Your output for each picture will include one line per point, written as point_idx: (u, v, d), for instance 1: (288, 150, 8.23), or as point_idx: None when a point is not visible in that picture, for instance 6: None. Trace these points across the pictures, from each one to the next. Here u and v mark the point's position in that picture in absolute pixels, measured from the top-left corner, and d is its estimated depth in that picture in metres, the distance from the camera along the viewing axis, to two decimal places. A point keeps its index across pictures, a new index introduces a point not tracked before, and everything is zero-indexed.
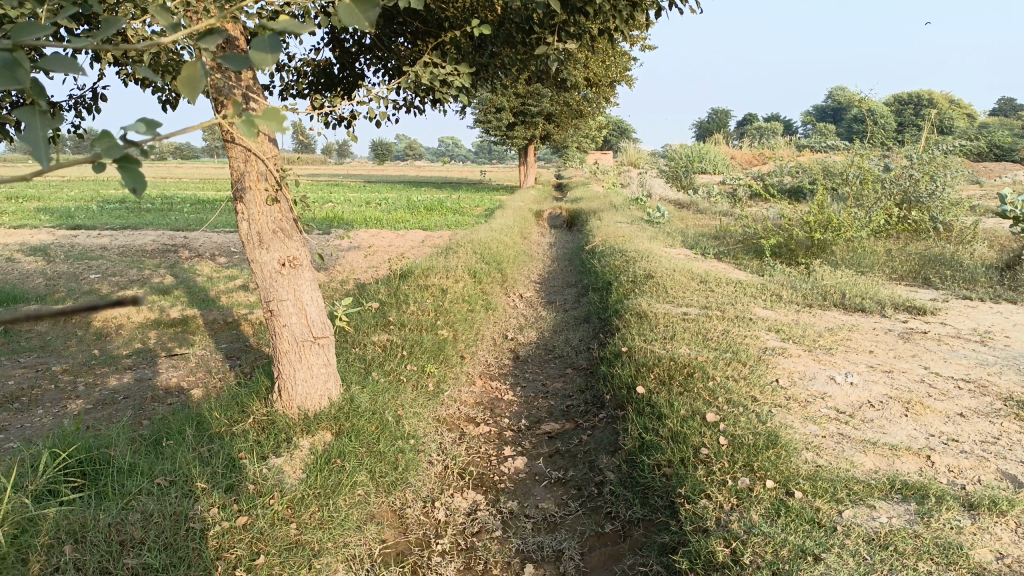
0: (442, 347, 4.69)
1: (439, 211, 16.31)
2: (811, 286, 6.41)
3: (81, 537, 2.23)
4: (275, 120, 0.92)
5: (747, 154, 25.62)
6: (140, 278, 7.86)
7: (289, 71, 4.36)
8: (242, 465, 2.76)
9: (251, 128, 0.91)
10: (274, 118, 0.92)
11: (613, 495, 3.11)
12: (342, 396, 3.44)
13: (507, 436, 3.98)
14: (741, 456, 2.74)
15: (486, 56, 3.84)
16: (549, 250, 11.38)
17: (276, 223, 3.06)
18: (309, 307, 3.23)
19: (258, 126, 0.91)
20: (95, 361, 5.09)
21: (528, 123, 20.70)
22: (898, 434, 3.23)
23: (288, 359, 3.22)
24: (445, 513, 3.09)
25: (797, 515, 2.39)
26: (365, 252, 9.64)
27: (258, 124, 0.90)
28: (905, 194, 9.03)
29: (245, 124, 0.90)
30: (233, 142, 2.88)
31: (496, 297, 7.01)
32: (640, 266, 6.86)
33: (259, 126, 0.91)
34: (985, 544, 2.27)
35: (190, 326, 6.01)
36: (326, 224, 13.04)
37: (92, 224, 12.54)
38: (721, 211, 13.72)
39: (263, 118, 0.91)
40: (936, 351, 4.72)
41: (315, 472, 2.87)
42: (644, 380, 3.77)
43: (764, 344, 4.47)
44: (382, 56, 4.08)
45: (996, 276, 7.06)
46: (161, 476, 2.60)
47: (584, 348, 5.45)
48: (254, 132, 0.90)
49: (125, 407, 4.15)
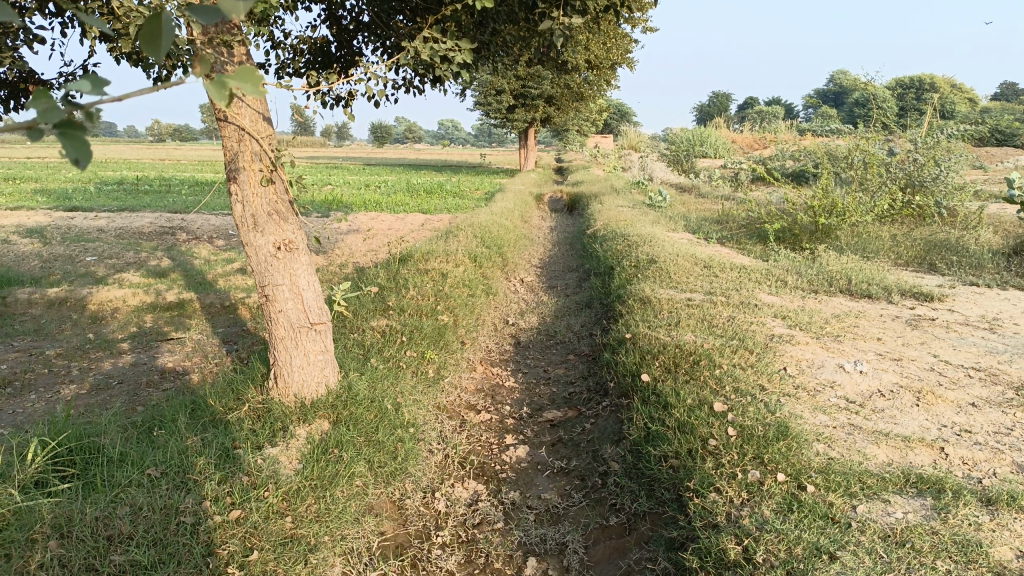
0: (442, 332, 4.61)
1: (439, 194, 16.22)
2: (817, 272, 6.32)
3: (67, 532, 2.16)
4: (248, 77, 0.86)
5: (749, 138, 25.43)
6: (138, 260, 7.77)
7: (286, 49, 4.25)
8: (236, 455, 2.68)
9: (223, 87, 0.83)
10: (247, 75, 0.84)
11: (617, 487, 3.03)
12: (340, 384, 3.36)
13: (509, 423, 3.91)
14: (751, 448, 2.66)
15: (488, 34, 3.71)
16: (550, 234, 11.30)
17: (271, 205, 2.96)
18: (305, 292, 3.13)
19: (229, 85, 0.83)
20: (90, 344, 5.01)
21: (529, 106, 20.52)
22: (910, 424, 3.15)
23: (284, 346, 3.13)
24: (445, 504, 3.01)
25: (811, 510, 2.31)
26: (364, 235, 9.56)
27: (231, 86, 0.83)
28: (909, 178, 8.93)
29: (217, 86, 0.82)
30: (226, 120, 2.78)
31: (497, 281, 6.92)
32: (643, 251, 6.77)
33: (232, 86, 0.83)
34: (1004, 541, 2.19)
35: (187, 310, 5.93)
36: (325, 206, 12.97)
37: (88, 206, 12.44)
38: (723, 195, 13.64)
39: (235, 77, 0.83)
40: (945, 338, 4.64)
41: (312, 463, 2.79)
42: (649, 368, 3.69)
43: (770, 331, 4.39)
44: (380, 34, 3.96)
45: (1003, 262, 6.96)
46: (152, 468, 2.53)
47: (586, 334, 5.37)
48: (225, 93, 0.83)
49: (120, 393, 4.07)
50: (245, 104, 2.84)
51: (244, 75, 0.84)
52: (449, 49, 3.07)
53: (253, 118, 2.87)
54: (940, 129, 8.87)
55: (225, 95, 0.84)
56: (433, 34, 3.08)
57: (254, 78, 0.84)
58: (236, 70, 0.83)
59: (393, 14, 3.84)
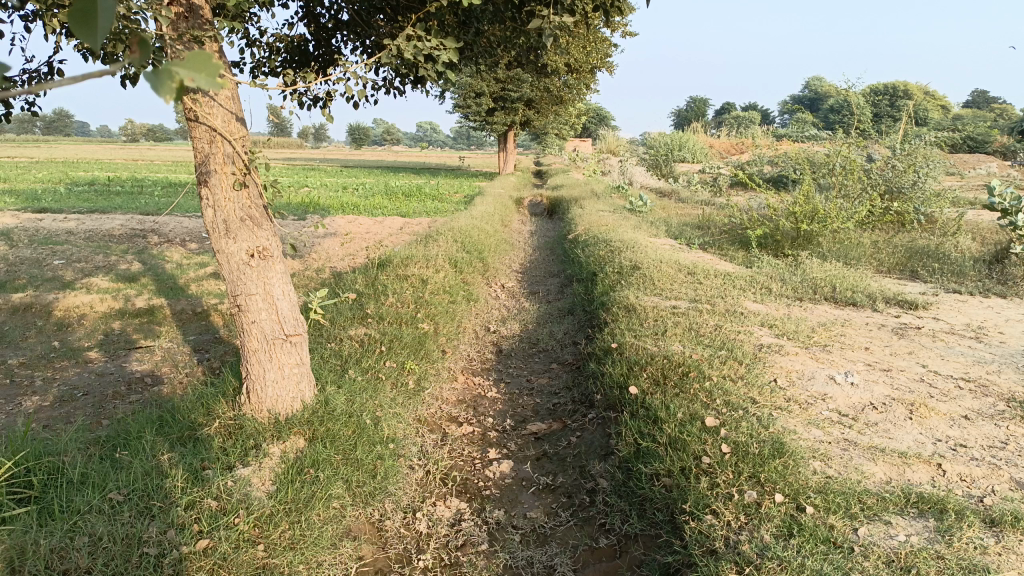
0: (422, 342, 4.47)
1: (418, 197, 16.06)
2: (801, 279, 6.25)
3: (18, 566, 2.00)
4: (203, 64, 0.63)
5: (727, 143, 25.53)
6: (107, 264, 7.54)
7: (262, 47, 4.10)
8: (205, 476, 2.53)
9: (168, 80, 0.61)
10: (201, 63, 0.62)
11: (606, 506, 2.92)
12: (316, 398, 3.21)
13: (491, 437, 3.78)
14: (746, 466, 2.56)
15: (472, 34, 3.59)
16: (530, 238, 11.20)
17: (244, 210, 2.82)
18: (280, 302, 2.99)
19: (179, 77, 0.61)
20: (54, 353, 4.80)
21: (509, 109, 20.40)
22: (905, 439, 3.06)
23: (257, 359, 2.98)
24: (426, 524, 2.88)
25: (811, 534, 2.21)
26: (341, 239, 9.38)
27: (181, 75, 0.60)
28: (888, 185, 8.94)
29: (158, 74, 0.60)
30: (197, 120, 2.63)
31: (478, 287, 6.79)
32: (626, 257, 6.67)
33: (183, 79, 0.61)
34: (1012, 565, 2.10)
35: (156, 317, 5.73)
36: (302, 209, 12.77)
37: (58, 207, 12.13)
38: (703, 200, 13.62)
39: (185, 64, 0.61)
40: (933, 348, 4.58)
41: (286, 484, 2.65)
42: (636, 380, 3.58)
43: (758, 340, 4.30)
44: (360, 33, 3.83)
45: (985, 269, 6.95)
46: (114, 492, 2.38)
47: (569, 342, 5.26)
48: (172, 89, 0.60)
49: (85, 405, 3.89)
50: (218, 104, 2.69)
51: (199, 63, 0.62)
52: (433, 47, 2.92)
53: (225, 118, 2.73)
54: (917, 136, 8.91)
55: (175, 89, 0.61)
56: (416, 31, 2.92)
57: (212, 66, 0.62)
58: (188, 58, 0.63)
59: (374, 13, 3.71)
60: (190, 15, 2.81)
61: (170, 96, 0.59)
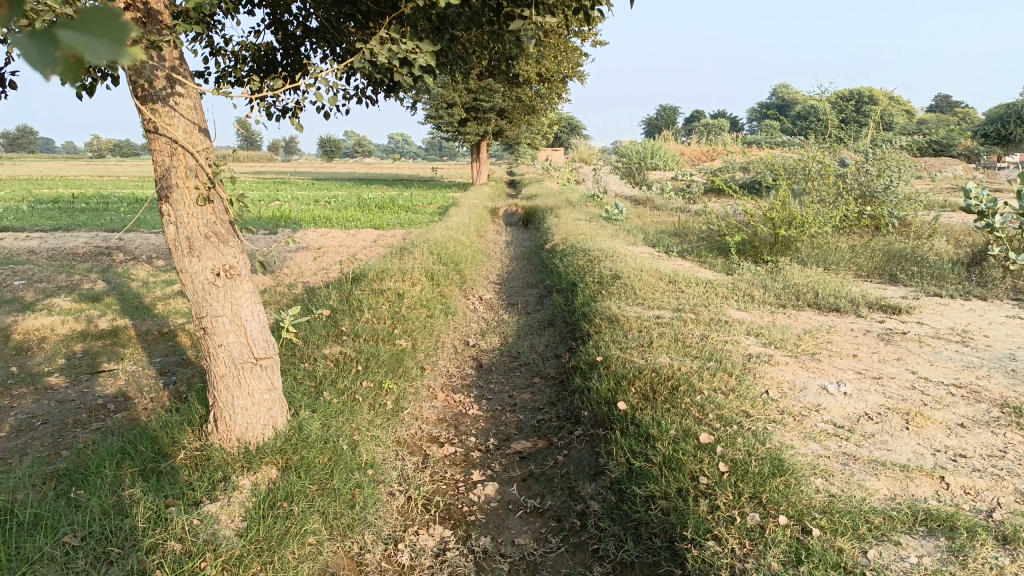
0: (400, 359, 4.30)
1: (391, 209, 15.85)
2: (783, 285, 6.17)
3: None
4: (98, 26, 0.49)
5: (697, 150, 25.65)
6: (70, 283, 7.27)
7: (226, 56, 3.93)
8: (168, 514, 2.34)
9: (55, 51, 0.49)
10: (102, 22, 0.49)
11: (599, 530, 2.79)
12: (289, 424, 3.03)
13: (475, 457, 3.62)
14: (746, 487, 2.44)
15: (446, 40, 3.45)
16: (506, 249, 11.05)
17: (208, 226, 2.65)
18: (248, 323, 2.81)
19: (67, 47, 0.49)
20: (12, 379, 4.55)
21: (481, 119, 20.21)
22: (904, 451, 2.96)
23: (225, 385, 2.80)
24: (409, 555, 2.71)
25: (821, 560, 2.11)
26: (314, 253, 9.18)
27: (68, 48, 0.48)
28: (861, 189, 8.97)
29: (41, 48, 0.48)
30: (156, 130, 2.49)
31: (455, 300, 6.64)
32: (605, 266, 6.54)
33: (70, 51, 0.49)
34: None
35: (120, 338, 5.50)
36: (272, 223, 12.52)
37: (21, 226, 11.76)
38: (678, 207, 13.59)
39: (78, 27, 0.49)
40: (920, 354, 4.50)
41: (257, 520, 2.47)
42: (625, 395, 3.44)
43: (746, 350, 4.19)
44: (328, 40, 3.68)
45: (963, 272, 6.93)
46: (69, 535, 2.19)
47: (551, 355, 5.12)
48: (59, 63, 0.49)
49: (43, 435, 3.67)
50: (178, 114, 2.64)
51: (98, 24, 0.49)
52: (409, 51, 2.67)
53: (186, 129, 2.66)
54: (887, 140, 8.90)
55: (67, 69, 0.49)
56: (390, 34, 2.69)
57: (115, 30, 0.49)
58: (88, 19, 0.49)
59: (343, 19, 3.57)
60: (148, 21, 2.65)
61: (56, 74, 0.48)
